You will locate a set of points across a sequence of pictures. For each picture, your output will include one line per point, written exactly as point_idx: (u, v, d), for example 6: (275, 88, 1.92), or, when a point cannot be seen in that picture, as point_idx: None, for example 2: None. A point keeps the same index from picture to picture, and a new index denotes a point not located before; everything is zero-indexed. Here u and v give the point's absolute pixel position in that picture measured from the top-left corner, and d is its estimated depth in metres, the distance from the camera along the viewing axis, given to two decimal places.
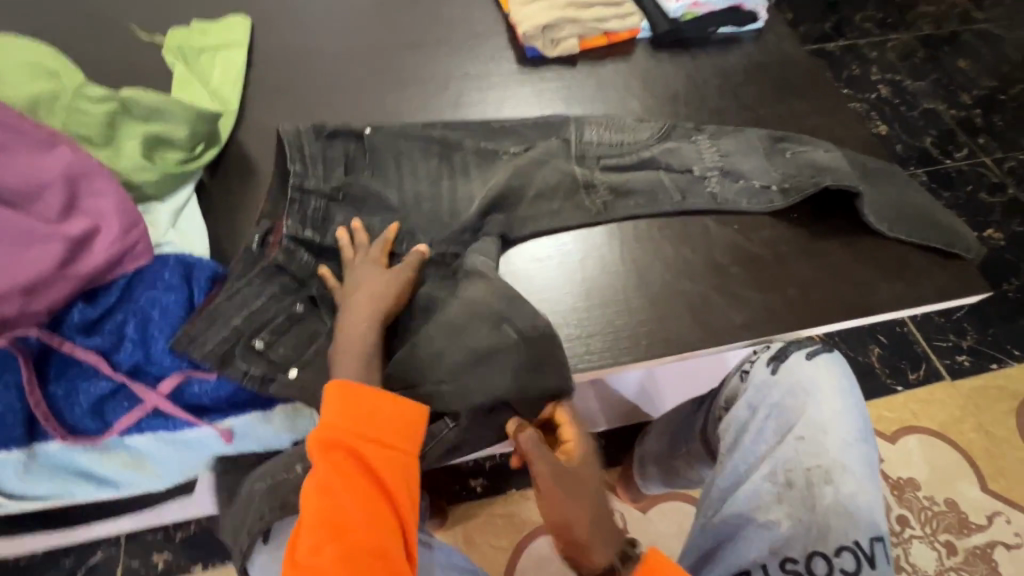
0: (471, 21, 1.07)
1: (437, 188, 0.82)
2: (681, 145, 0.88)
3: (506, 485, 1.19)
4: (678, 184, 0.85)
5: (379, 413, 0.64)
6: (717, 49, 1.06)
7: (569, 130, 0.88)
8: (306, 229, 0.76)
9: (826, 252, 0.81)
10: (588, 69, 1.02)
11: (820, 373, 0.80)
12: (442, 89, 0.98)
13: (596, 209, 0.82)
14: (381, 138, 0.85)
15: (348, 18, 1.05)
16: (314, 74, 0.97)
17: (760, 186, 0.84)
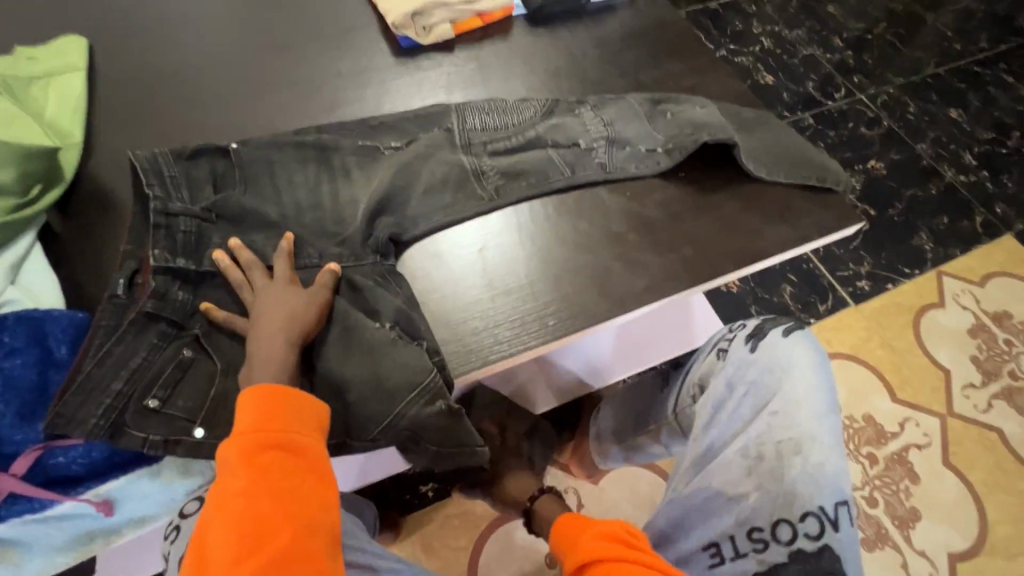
0: (339, 15, 1.01)
1: (320, 195, 0.78)
2: (566, 120, 0.87)
3: (458, 485, 1.18)
4: (566, 159, 0.84)
5: (294, 411, 0.61)
6: (593, 18, 1.06)
7: (451, 119, 0.86)
8: (178, 256, 0.69)
9: (714, 206, 0.84)
10: (468, 53, 0.99)
11: (796, 350, 0.81)
12: (315, 91, 0.93)
13: (488, 195, 0.81)
14: (249, 151, 0.78)
15: (202, 24, 0.96)
16: (171, 90, 0.89)
17: (646, 150, 0.85)
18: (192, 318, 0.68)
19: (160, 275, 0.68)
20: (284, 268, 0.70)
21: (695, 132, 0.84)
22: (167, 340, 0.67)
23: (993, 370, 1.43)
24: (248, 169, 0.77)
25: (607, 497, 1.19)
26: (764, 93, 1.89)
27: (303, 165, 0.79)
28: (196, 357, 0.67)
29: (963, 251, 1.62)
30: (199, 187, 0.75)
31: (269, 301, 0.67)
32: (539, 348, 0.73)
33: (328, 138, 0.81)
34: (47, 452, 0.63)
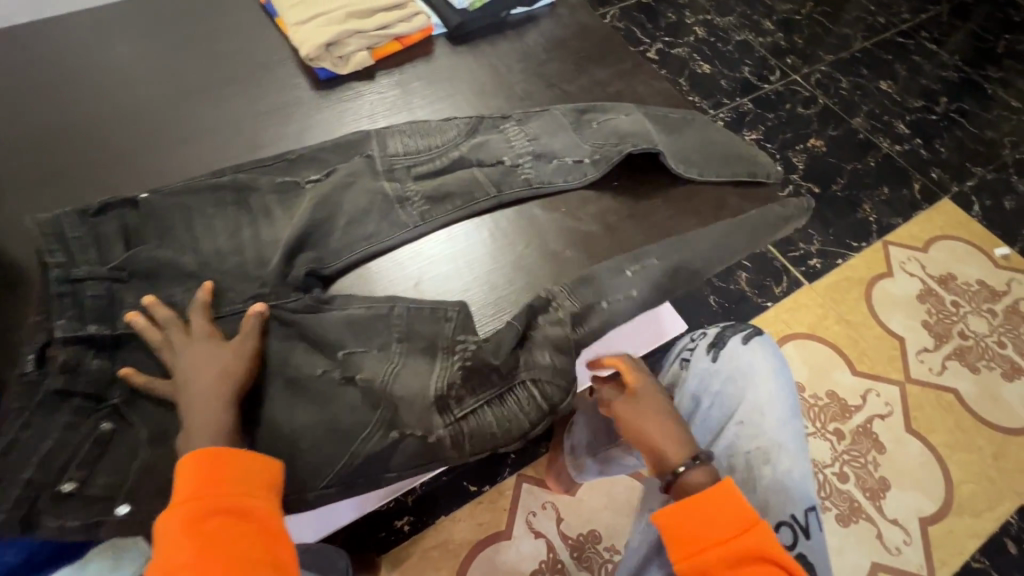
0: (251, 50, 0.97)
1: (239, 239, 0.75)
2: (489, 137, 0.86)
3: (433, 515, 1.16)
4: (492, 178, 0.83)
5: (240, 473, 0.58)
6: (515, 31, 1.05)
7: (372, 145, 0.84)
8: (88, 323, 0.66)
9: (648, 212, 0.84)
10: (389, 78, 0.97)
11: (757, 356, 0.80)
12: (232, 133, 0.89)
13: (414, 221, 0.79)
14: (160, 200, 0.74)
15: (102, 74, 0.91)
16: (74, 148, 0.84)
17: (573, 162, 0.85)
18: (111, 387, 0.65)
19: (71, 345, 0.64)
20: (202, 321, 0.66)
21: (621, 142, 0.85)
22: (82, 416, 0.63)
23: (944, 331, 1.47)
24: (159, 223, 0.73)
25: (585, 507, 1.18)
26: (703, 82, 1.91)
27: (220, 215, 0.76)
28: (117, 429, 0.64)
29: (906, 219, 1.67)
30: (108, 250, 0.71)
31: (193, 359, 0.63)
32: (494, 389, 0.71)
33: (244, 182, 0.78)
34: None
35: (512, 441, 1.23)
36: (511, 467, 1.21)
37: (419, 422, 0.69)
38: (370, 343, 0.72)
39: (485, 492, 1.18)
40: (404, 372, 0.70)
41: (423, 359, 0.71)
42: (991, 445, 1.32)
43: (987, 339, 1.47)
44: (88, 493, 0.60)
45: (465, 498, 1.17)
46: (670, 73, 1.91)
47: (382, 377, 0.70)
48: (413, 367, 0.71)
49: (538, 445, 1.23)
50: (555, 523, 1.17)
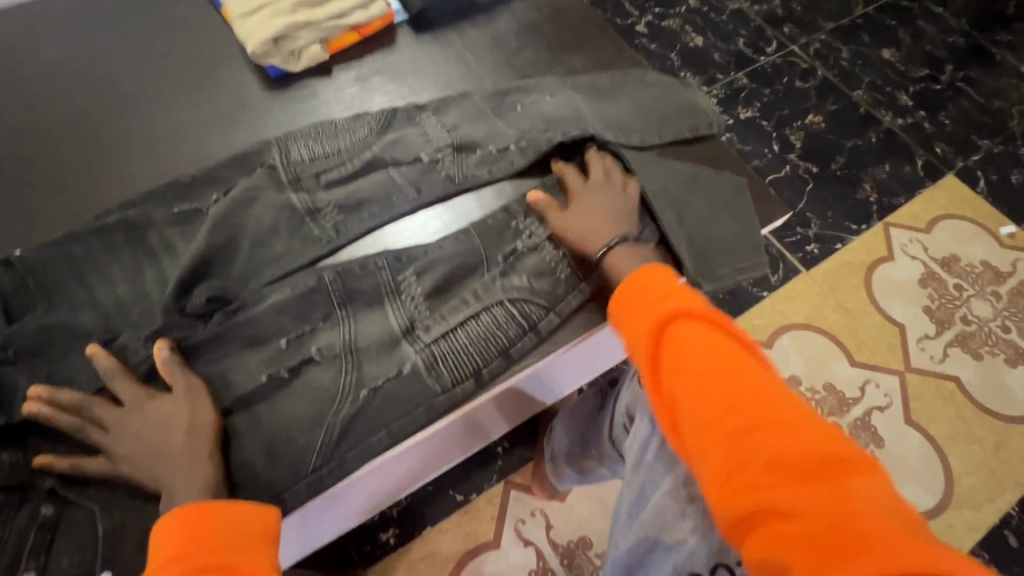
0: (194, 46, 0.89)
1: (141, 285, 0.70)
2: (404, 133, 0.80)
3: (419, 527, 1.13)
4: (410, 178, 0.77)
5: (231, 527, 0.52)
6: (483, 17, 0.96)
7: (272, 153, 0.77)
8: None
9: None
10: (348, 73, 0.89)
11: None
12: (175, 142, 0.82)
13: (328, 235, 0.74)
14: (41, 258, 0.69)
15: (28, 81, 0.83)
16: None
17: (497, 150, 0.80)
18: (36, 475, 0.59)
19: None
20: (120, 388, 0.59)
21: (552, 129, 0.80)
22: (13, 510, 0.58)
23: (946, 317, 1.42)
24: (110, 258, 0.70)
25: (575, 512, 1.15)
26: (695, 57, 1.80)
27: (167, 247, 0.72)
28: (61, 509, 0.59)
29: (907, 198, 1.60)
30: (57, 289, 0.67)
31: (135, 425, 0.58)
32: (472, 311, 0.70)
33: (192, 209, 0.73)
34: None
35: (499, 447, 1.19)
36: (498, 473, 1.18)
37: (383, 360, 0.67)
38: (313, 321, 0.68)
39: (472, 501, 1.15)
40: (360, 327, 0.69)
41: (373, 314, 0.70)
42: (992, 435, 1.28)
43: (990, 323, 1.42)
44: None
45: (453, 508, 1.14)
46: (660, 49, 1.80)
47: (342, 341, 0.67)
48: (368, 321, 0.69)
49: (528, 449, 1.20)
50: (544, 530, 1.14)
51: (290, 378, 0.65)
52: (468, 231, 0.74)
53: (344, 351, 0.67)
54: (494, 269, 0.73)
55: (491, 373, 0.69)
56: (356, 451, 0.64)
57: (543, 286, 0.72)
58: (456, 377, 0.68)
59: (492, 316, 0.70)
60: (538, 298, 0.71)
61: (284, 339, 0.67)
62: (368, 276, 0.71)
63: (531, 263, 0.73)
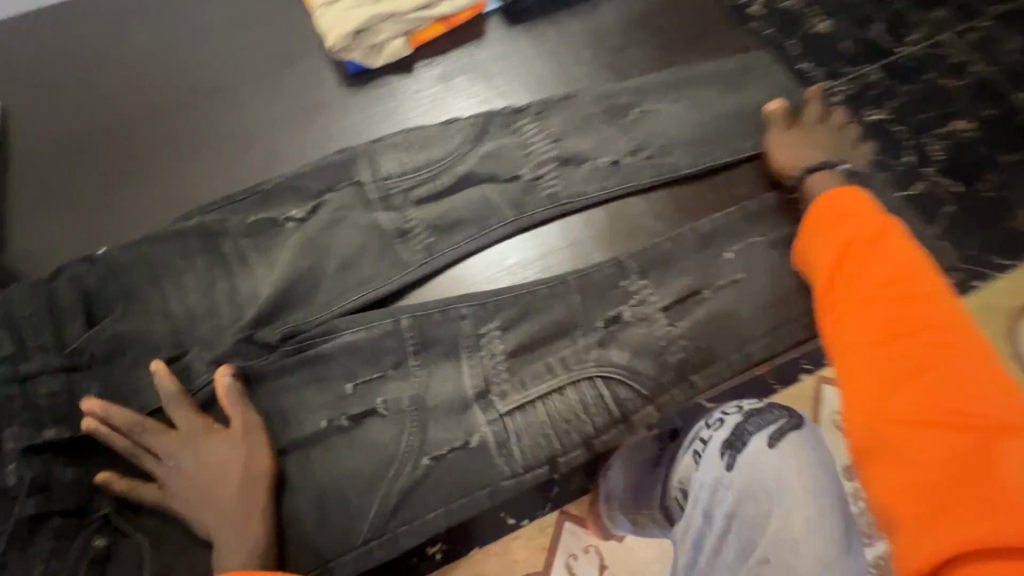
0: (276, 37, 0.84)
1: (213, 300, 0.64)
2: (503, 142, 0.71)
3: (467, 546, 1.08)
4: (509, 197, 0.69)
5: None
6: (586, 7, 0.83)
7: (361, 168, 0.69)
8: (47, 428, 0.57)
9: (737, 272, 0.67)
10: (430, 71, 0.80)
11: (788, 465, 0.57)
12: (250, 143, 0.78)
13: (419, 258, 0.67)
14: (121, 256, 0.65)
15: (117, 71, 0.82)
16: (87, 175, 0.76)
17: (608, 164, 0.71)
18: (95, 497, 0.58)
19: (39, 458, 0.56)
20: (187, 413, 0.57)
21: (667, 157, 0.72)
22: (71, 534, 0.56)
23: None
24: (183, 266, 0.65)
25: (633, 556, 1.07)
26: None
27: (246, 259, 0.66)
28: (114, 540, 0.57)
29: None
30: (135, 295, 0.64)
31: (191, 458, 0.55)
32: (553, 385, 0.62)
33: (268, 219, 0.67)
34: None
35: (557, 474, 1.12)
36: (553, 502, 1.11)
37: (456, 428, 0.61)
38: (383, 367, 0.62)
39: (522, 528, 1.09)
40: (434, 382, 0.62)
41: (449, 370, 0.63)
42: None
43: None
44: None
45: (502, 533, 1.09)
46: None
47: (410, 395, 0.61)
48: (442, 375, 0.63)
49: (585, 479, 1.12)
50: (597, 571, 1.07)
51: (349, 429, 0.61)
52: (565, 282, 0.66)
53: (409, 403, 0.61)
54: (590, 335, 0.64)
55: (567, 461, 0.61)
56: (409, 525, 0.58)
57: (644, 367, 0.63)
58: (527, 463, 0.60)
59: (579, 392, 0.62)
60: (634, 383, 0.62)
61: (351, 384, 0.62)
62: (447, 325, 0.64)
63: (637, 333, 0.64)
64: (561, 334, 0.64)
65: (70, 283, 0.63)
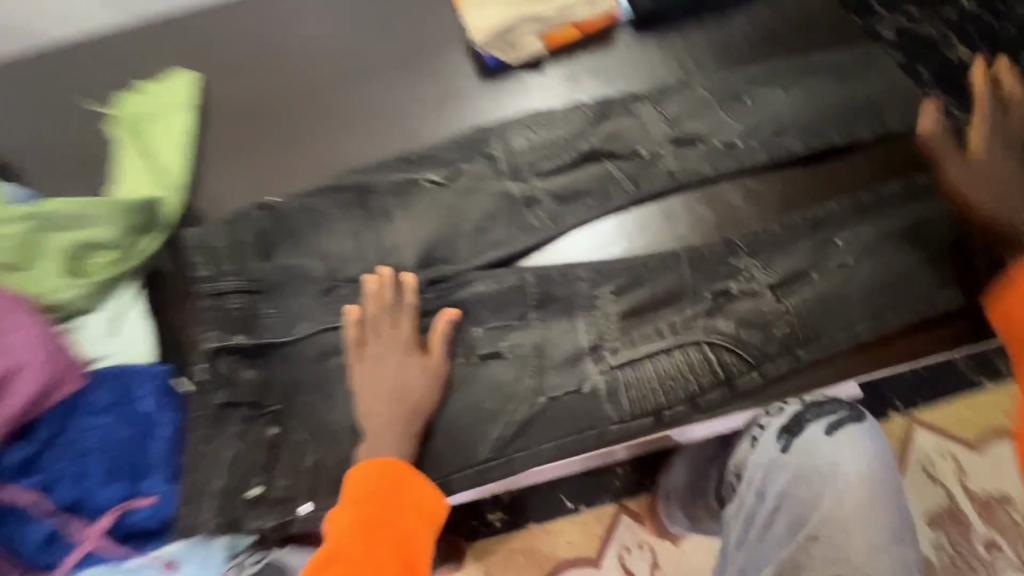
0: (425, 31, 0.95)
1: (362, 246, 0.74)
2: (622, 122, 0.77)
3: (526, 519, 1.14)
4: (626, 172, 0.75)
5: (416, 499, 0.59)
6: (714, 20, 0.87)
7: (493, 142, 0.78)
8: (236, 333, 0.67)
9: (852, 269, 0.68)
10: (560, 69, 0.88)
11: (844, 453, 0.63)
12: (395, 121, 0.89)
13: (544, 224, 0.74)
14: (292, 205, 0.75)
15: (292, 52, 0.96)
16: (267, 137, 0.90)
17: (721, 145, 0.75)
18: (269, 396, 0.65)
19: (226, 355, 0.66)
20: (408, 328, 0.66)
21: (784, 135, 0.74)
22: (248, 424, 0.64)
23: None
24: (340, 217, 0.75)
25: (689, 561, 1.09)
26: None
27: (389, 214, 0.76)
28: (283, 433, 0.64)
29: None
30: (300, 238, 0.74)
31: (389, 367, 0.64)
32: (665, 346, 0.67)
33: (411, 180, 0.77)
34: (145, 548, 0.58)
35: (618, 468, 1.15)
36: (612, 493, 1.14)
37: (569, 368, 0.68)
38: (509, 317, 0.70)
39: (579, 512, 1.13)
40: (553, 335, 0.69)
41: (568, 327, 0.69)
42: None
43: None
44: (272, 496, 0.61)
45: (559, 513, 1.14)
46: None
47: (532, 342, 0.69)
48: (558, 329, 0.70)
49: (645, 477, 1.15)
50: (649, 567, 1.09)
51: (476, 364, 0.69)
52: (676, 255, 0.71)
53: (529, 348, 0.69)
54: (697, 304, 0.69)
55: (672, 416, 0.66)
56: (523, 453, 0.67)
57: (751, 337, 0.67)
58: (635, 411, 0.66)
59: (685, 354, 0.67)
60: (740, 351, 0.66)
61: (480, 326, 0.70)
62: (566, 284, 0.71)
63: (742, 307, 0.68)
64: (668, 302, 0.69)
65: (247, 223, 0.74)
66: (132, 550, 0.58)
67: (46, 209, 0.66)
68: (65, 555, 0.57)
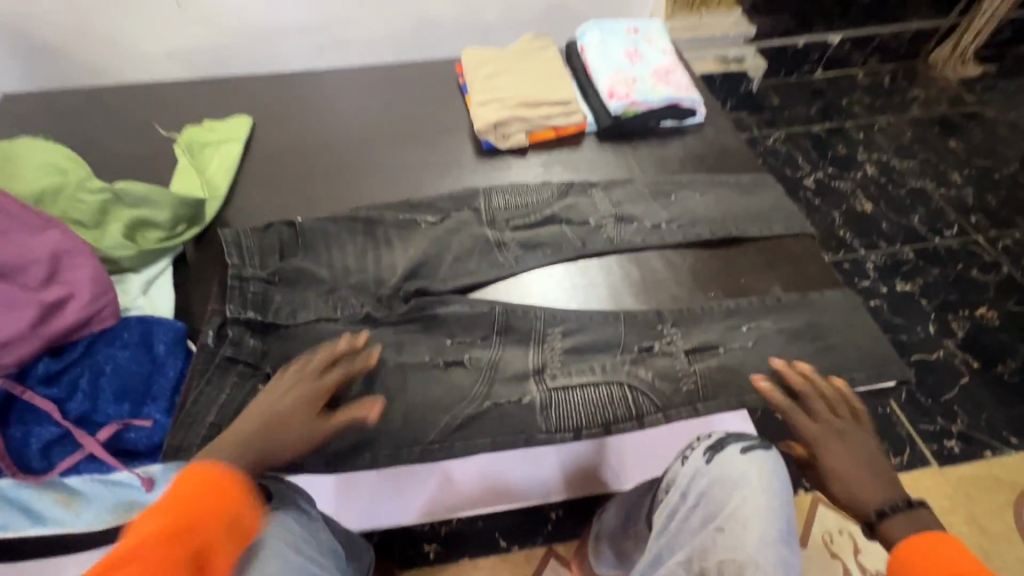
0: (441, 117, 1.22)
1: (363, 260, 0.90)
2: (578, 201, 1.01)
3: (461, 553, 1.19)
4: (578, 234, 0.96)
5: (202, 505, 0.56)
6: (658, 143, 1.16)
7: (478, 200, 1.00)
8: (248, 309, 0.81)
9: (740, 328, 0.88)
10: (539, 158, 1.14)
11: (752, 468, 0.75)
12: (405, 176, 1.12)
13: (509, 262, 0.93)
14: (312, 224, 0.92)
15: (334, 117, 1.22)
16: (295, 180, 1.11)
17: (651, 225, 0.98)
18: (266, 360, 0.78)
19: (236, 325, 0.80)
20: (323, 393, 0.69)
21: (695, 226, 0.98)
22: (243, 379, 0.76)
23: None
24: (347, 234, 0.93)
25: None
26: (860, 221, 1.81)
27: (389, 241, 0.93)
28: None
29: None
30: (313, 248, 0.91)
31: (281, 404, 0.67)
32: (597, 380, 0.82)
33: (410, 219, 0.96)
34: (131, 465, 0.68)
35: (553, 513, 1.24)
36: (545, 537, 1.21)
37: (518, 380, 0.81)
38: (473, 336, 0.85)
39: (512, 552, 1.19)
40: (505, 356, 0.84)
41: (519, 348, 0.85)
42: None
43: None
44: None
45: (493, 550, 1.20)
46: (824, 204, 1.85)
47: (490, 356, 0.83)
48: (513, 355, 0.84)
49: (577, 525, 1.23)
50: None
51: (442, 368, 0.82)
52: (615, 316, 0.87)
53: (484, 363, 0.83)
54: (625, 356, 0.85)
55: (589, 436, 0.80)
56: (461, 441, 0.78)
57: (663, 386, 0.83)
58: (559, 425, 0.80)
59: (609, 390, 0.82)
60: (653, 394, 0.82)
61: (450, 339, 0.84)
62: (525, 320, 0.87)
63: (660, 363, 0.84)
64: (599, 333, 0.86)
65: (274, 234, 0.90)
66: (119, 464, 0.67)
67: (123, 186, 0.83)
68: (62, 458, 0.66)
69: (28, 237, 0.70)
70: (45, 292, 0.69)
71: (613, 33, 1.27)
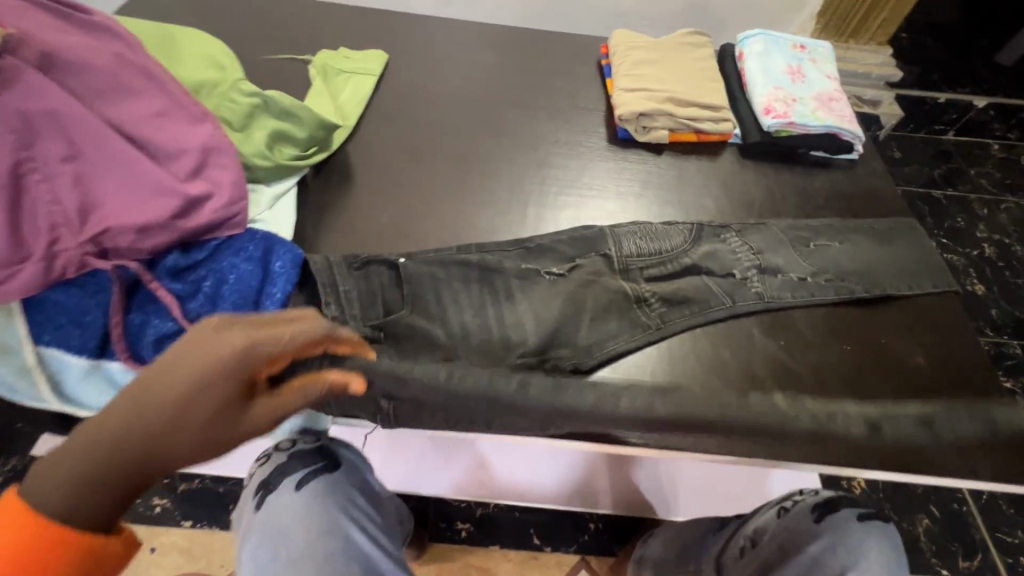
0: (576, 94, 1.14)
1: (482, 314, 0.79)
2: (715, 248, 0.90)
3: (492, 539, 1.16)
4: (722, 289, 0.86)
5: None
6: (803, 172, 1.07)
7: (607, 244, 0.88)
8: (367, 308, 0.76)
9: (879, 390, 0.80)
10: (674, 160, 1.06)
11: (869, 544, 0.74)
12: (532, 148, 1.04)
13: (653, 324, 0.81)
14: (415, 266, 0.80)
15: (466, 68, 1.15)
16: (418, 126, 1.04)
17: (797, 280, 0.88)
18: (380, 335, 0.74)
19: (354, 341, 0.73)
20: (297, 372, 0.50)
21: (847, 279, 0.88)
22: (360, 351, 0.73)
23: None
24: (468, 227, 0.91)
25: None
26: (968, 302, 1.67)
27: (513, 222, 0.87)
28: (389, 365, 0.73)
29: None
30: (424, 257, 0.82)
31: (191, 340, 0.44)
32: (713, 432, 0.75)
33: (537, 246, 0.87)
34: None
35: (592, 523, 1.19)
36: (579, 545, 1.17)
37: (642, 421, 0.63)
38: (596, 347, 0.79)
39: (544, 551, 1.16)
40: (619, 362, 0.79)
41: (631, 358, 0.79)
42: None
43: None
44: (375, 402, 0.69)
45: (524, 544, 1.16)
46: None
47: (599, 364, 0.78)
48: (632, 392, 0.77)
49: (615, 542, 1.17)
50: None
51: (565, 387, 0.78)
52: (745, 360, 0.81)
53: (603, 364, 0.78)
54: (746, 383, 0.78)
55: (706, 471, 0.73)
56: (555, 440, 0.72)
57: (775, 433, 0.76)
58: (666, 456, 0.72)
59: None
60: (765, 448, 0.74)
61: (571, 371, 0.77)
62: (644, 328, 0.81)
63: None
64: (719, 366, 0.80)
65: (369, 276, 0.79)
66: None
67: (272, 94, 0.80)
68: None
69: (184, 125, 0.69)
70: (188, 184, 0.67)
71: (775, 43, 1.16)
